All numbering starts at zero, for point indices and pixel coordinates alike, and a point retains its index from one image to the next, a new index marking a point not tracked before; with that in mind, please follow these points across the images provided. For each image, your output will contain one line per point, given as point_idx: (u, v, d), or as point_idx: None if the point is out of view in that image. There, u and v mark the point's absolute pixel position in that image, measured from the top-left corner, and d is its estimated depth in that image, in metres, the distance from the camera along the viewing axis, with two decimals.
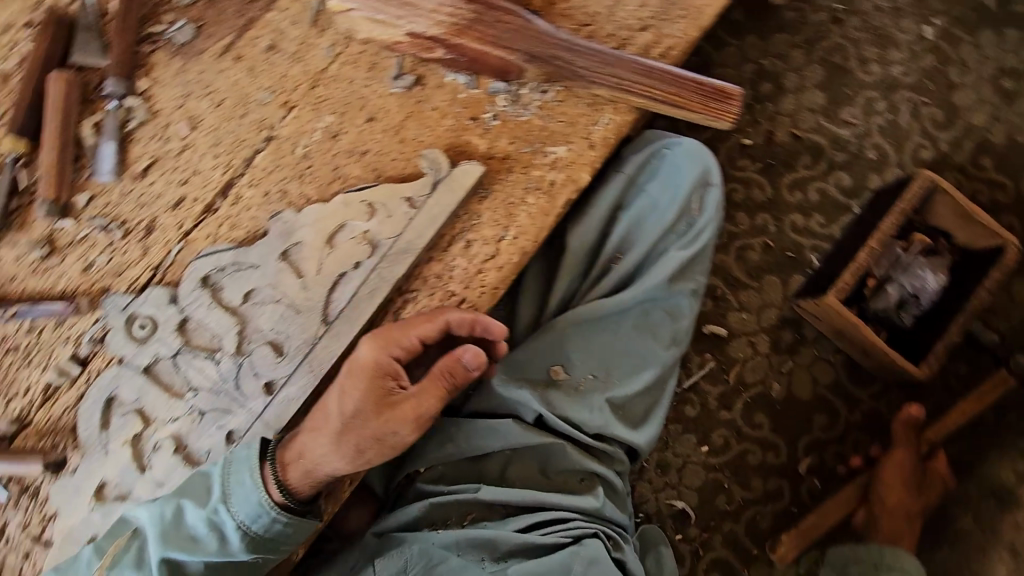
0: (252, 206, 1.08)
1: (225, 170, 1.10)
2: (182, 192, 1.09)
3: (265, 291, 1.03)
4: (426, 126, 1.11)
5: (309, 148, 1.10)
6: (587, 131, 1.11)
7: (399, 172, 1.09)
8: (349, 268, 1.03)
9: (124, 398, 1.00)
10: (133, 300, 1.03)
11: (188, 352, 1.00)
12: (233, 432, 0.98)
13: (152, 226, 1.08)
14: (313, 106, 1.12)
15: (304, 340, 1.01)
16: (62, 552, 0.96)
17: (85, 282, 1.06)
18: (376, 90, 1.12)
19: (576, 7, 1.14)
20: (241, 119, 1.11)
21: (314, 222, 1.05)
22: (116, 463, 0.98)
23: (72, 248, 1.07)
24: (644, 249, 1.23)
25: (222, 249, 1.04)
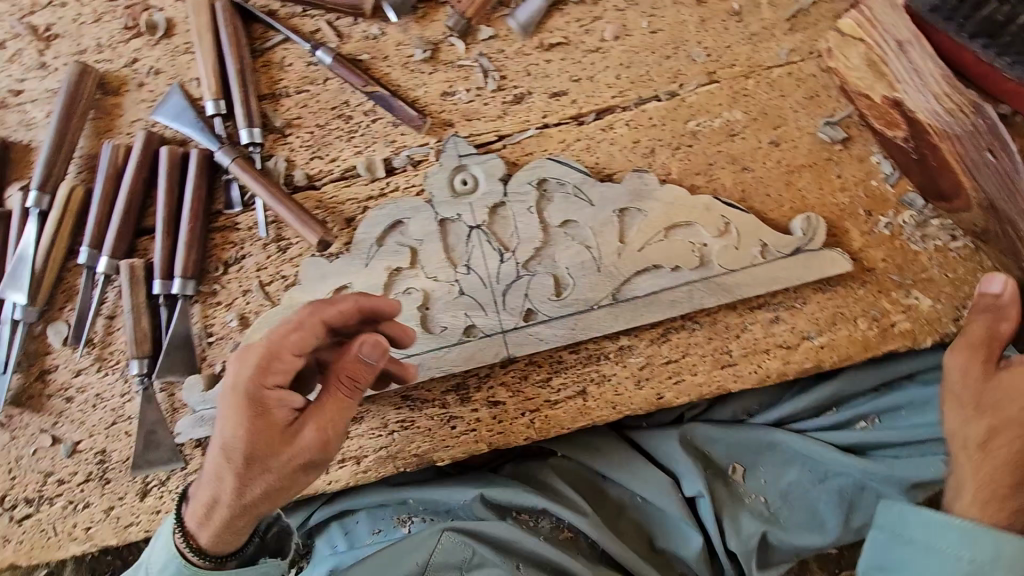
0: (615, 143, 1.02)
1: (616, 94, 1.03)
2: (568, 87, 1.04)
3: (584, 230, 0.98)
4: (819, 187, 1.00)
5: (701, 128, 1.02)
6: (962, 303, 0.99)
7: (766, 210, 1.00)
8: (667, 266, 0.96)
9: (409, 231, 0.99)
10: (472, 153, 0.99)
11: (484, 233, 0.98)
12: (474, 327, 0.97)
13: (522, 98, 1.04)
14: (732, 94, 1.02)
15: (584, 298, 0.96)
16: (281, 314, 0.99)
17: (437, 105, 1.04)
18: (800, 120, 1.01)
19: None
20: (662, 58, 1.03)
21: (668, 202, 0.97)
22: (368, 279, 0.98)
23: (446, 69, 1.04)
24: (909, 436, 1.07)
25: (574, 166, 0.98)
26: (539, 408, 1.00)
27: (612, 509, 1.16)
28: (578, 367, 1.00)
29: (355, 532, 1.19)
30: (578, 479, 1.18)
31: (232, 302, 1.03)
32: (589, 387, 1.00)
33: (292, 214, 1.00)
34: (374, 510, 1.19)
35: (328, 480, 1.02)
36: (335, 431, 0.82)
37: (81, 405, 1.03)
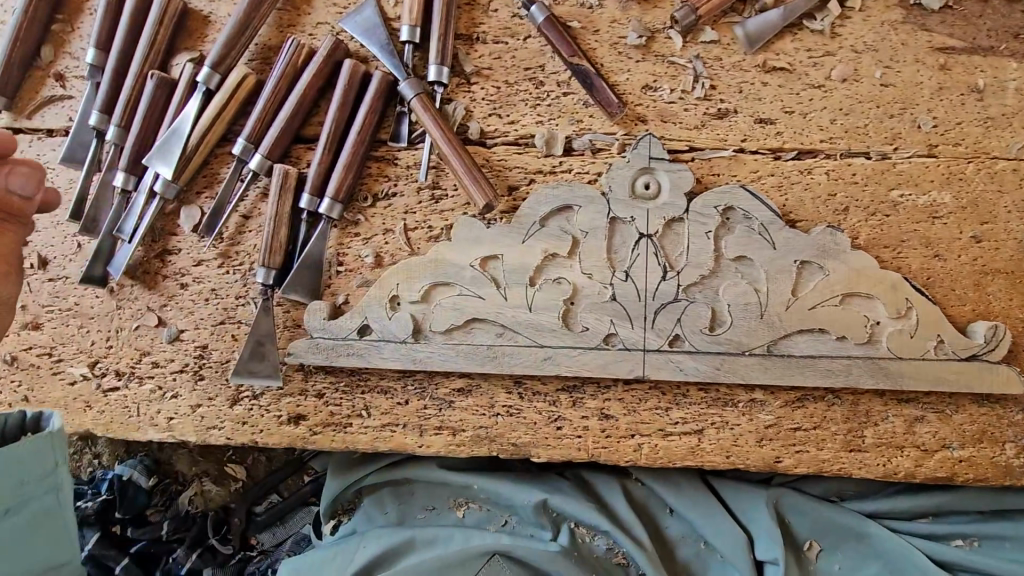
0: (809, 190, 0.95)
1: (825, 138, 0.96)
2: (777, 117, 0.96)
3: (756, 271, 0.92)
4: (1009, 297, 0.93)
5: (904, 201, 0.95)
6: None
7: (946, 305, 0.93)
8: (833, 334, 0.90)
9: (575, 219, 0.94)
10: (664, 158, 0.93)
11: (653, 244, 0.93)
12: (614, 336, 0.93)
13: (727, 114, 0.97)
14: (948, 174, 0.95)
15: (736, 341, 0.91)
16: (423, 265, 0.95)
17: (636, 96, 0.98)
18: (1010, 223, 0.94)
19: None
20: (884, 116, 0.96)
21: (855, 269, 0.90)
22: (520, 256, 0.94)
23: (655, 61, 0.98)
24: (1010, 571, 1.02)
25: (766, 203, 0.92)
26: (652, 434, 0.97)
27: (676, 552, 1.11)
28: (703, 407, 0.96)
29: (408, 503, 1.17)
30: (647, 512, 1.13)
31: (372, 238, 1.00)
32: (707, 429, 0.96)
33: (462, 167, 0.95)
34: (432, 486, 1.18)
35: (419, 443, 0.99)
36: (9, 271, 0.87)
37: (196, 294, 1.02)
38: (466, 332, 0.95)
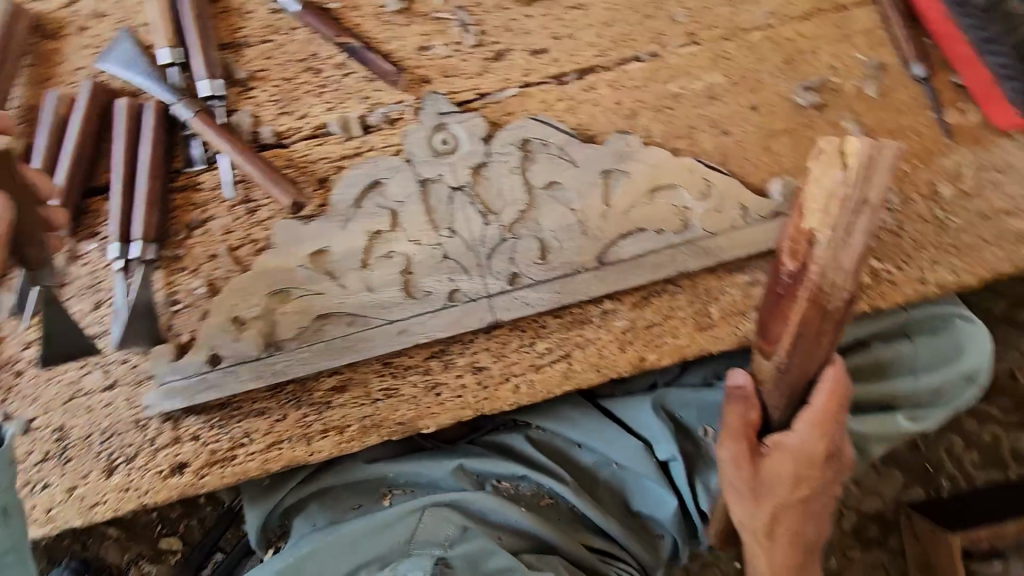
0: (598, 105, 1.01)
1: (596, 54, 1.02)
2: (548, 45, 1.01)
3: (568, 192, 0.96)
4: (794, 150, 1.02)
5: (682, 91, 1.02)
6: (926, 265, 1.02)
7: (744, 174, 1.01)
8: (651, 229, 0.96)
9: (389, 192, 0.95)
10: (454, 111, 0.96)
11: (468, 194, 0.95)
12: (458, 292, 0.95)
13: (503, 54, 1.01)
14: (713, 57, 1.02)
15: (569, 261, 0.95)
16: (252, 279, 0.93)
17: (414, 60, 1.00)
18: (777, 85, 1.03)
19: (1003, 148, 1.04)
20: (643, 19, 1.02)
21: (652, 165, 0.96)
22: (345, 243, 0.94)
23: (422, 22, 1.00)
24: (875, 394, 1.10)
25: (559, 127, 0.97)
26: (525, 373, 1.00)
27: (592, 474, 1.17)
28: (564, 332, 1.00)
29: (337, 507, 1.13)
30: (556, 447, 1.17)
31: (197, 270, 0.97)
32: (574, 351, 1.00)
33: (263, 174, 0.94)
34: (353, 486, 1.14)
35: (310, 452, 0.98)
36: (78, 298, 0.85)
37: (37, 377, 0.98)
38: (317, 333, 0.95)
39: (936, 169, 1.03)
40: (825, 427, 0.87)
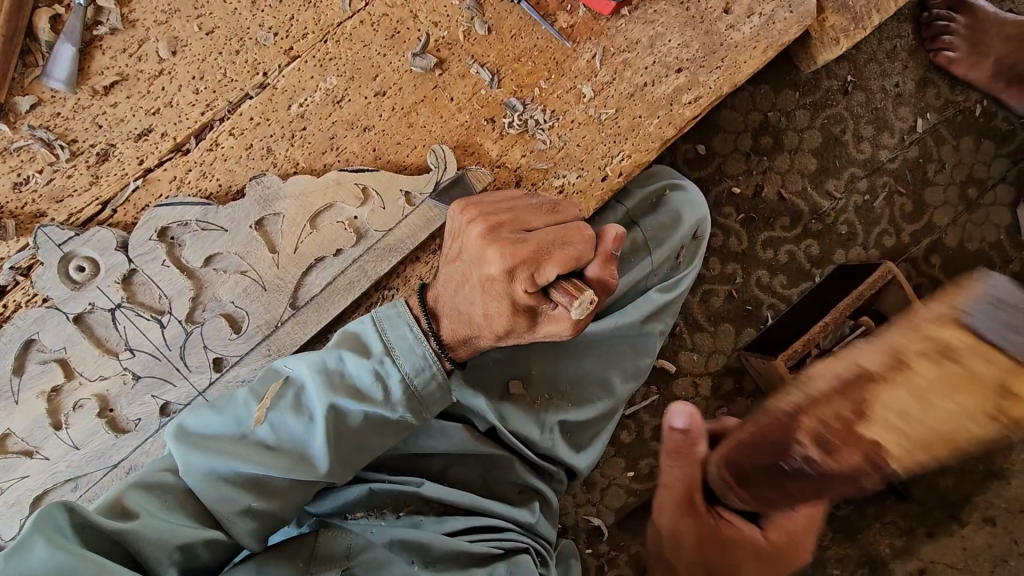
0: (229, 158, 0.97)
1: (203, 110, 0.96)
2: (150, 123, 0.95)
3: (232, 258, 0.93)
4: (438, 116, 1.02)
5: (306, 108, 0.99)
6: (602, 163, 1.07)
7: (401, 159, 1.01)
8: (329, 253, 0.95)
9: (47, 344, 0.88)
10: (70, 236, 0.89)
11: (129, 309, 0.90)
12: (169, 404, 0.92)
13: (108, 152, 0.94)
14: (318, 62, 0.99)
15: (265, 320, 0.94)
16: None
17: (15, 200, 0.91)
18: (392, 61, 1.01)
19: (620, 29, 1.07)
20: (232, 55, 0.97)
21: (299, 195, 0.94)
22: (26, 415, 0.88)
23: (3, 159, 0.91)
24: (627, 285, 1.20)
25: (189, 201, 0.92)
26: None
27: (437, 468, 1.19)
28: None
29: None
30: (393, 462, 1.18)
31: None
32: None
33: None
34: None
35: None
36: None
37: None
38: None
39: (571, 73, 1.06)
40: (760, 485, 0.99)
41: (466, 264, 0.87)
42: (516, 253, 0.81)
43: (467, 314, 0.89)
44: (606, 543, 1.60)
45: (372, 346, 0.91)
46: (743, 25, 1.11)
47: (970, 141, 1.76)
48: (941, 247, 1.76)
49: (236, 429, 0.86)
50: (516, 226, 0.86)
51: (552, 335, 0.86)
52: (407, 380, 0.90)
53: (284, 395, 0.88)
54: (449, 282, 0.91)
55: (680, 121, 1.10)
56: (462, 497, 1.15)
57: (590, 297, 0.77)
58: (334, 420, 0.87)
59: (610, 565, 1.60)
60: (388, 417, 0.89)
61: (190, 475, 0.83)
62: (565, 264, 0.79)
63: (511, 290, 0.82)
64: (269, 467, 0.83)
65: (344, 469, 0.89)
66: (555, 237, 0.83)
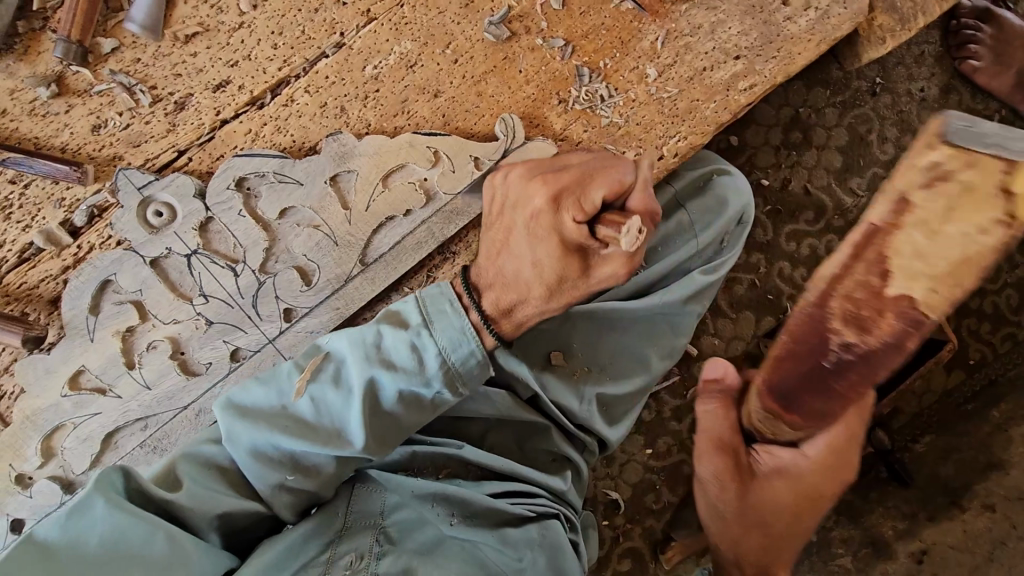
0: (303, 114, 0.99)
1: (281, 65, 0.98)
2: (228, 74, 0.96)
3: (305, 212, 0.95)
4: (507, 87, 1.05)
5: (380, 70, 1.01)
6: (659, 142, 1.11)
7: (469, 126, 1.04)
8: (400, 213, 0.98)
9: (123, 286, 0.90)
10: (151, 180, 0.90)
11: (205, 256, 0.92)
12: (239, 350, 0.94)
13: (186, 102, 0.95)
14: (394, 27, 1.01)
15: (335, 274, 0.96)
16: (20, 431, 0.88)
17: (92, 143, 0.93)
18: (465, 30, 1.03)
19: (683, 14, 1.11)
20: (312, 13, 0.98)
21: (374, 154, 0.97)
22: (100, 354, 0.90)
23: (83, 101, 0.92)
24: (670, 266, 1.25)
25: (267, 153, 0.93)
26: None
27: (474, 434, 1.23)
28: None
29: None
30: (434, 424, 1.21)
31: None
32: None
33: None
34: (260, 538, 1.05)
35: None
36: None
37: None
38: (114, 450, 0.91)
39: (635, 53, 1.09)
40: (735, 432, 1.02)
41: (510, 213, 0.89)
42: (557, 180, 0.85)
43: (515, 268, 0.88)
44: (622, 516, 1.66)
45: (411, 319, 0.88)
46: (800, 18, 1.15)
47: None
48: None
49: (277, 400, 0.85)
50: (553, 167, 0.90)
51: (608, 278, 0.85)
52: (443, 354, 0.86)
53: (324, 368, 0.87)
54: (491, 245, 0.91)
55: (735, 106, 1.13)
56: (500, 462, 1.18)
57: (638, 224, 0.74)
58: (371, 395, 0.85)
59: (625, 537, 1.66)
60: (424, 392, 0.87)
61: (231, 446, 0.83)
62: (611, 185, 0.81)
63: (558, 222, 0.83)
64: (307, 440, 0.83)
65: (380, 445, 0.87)
66: (597, 168, 0.85)
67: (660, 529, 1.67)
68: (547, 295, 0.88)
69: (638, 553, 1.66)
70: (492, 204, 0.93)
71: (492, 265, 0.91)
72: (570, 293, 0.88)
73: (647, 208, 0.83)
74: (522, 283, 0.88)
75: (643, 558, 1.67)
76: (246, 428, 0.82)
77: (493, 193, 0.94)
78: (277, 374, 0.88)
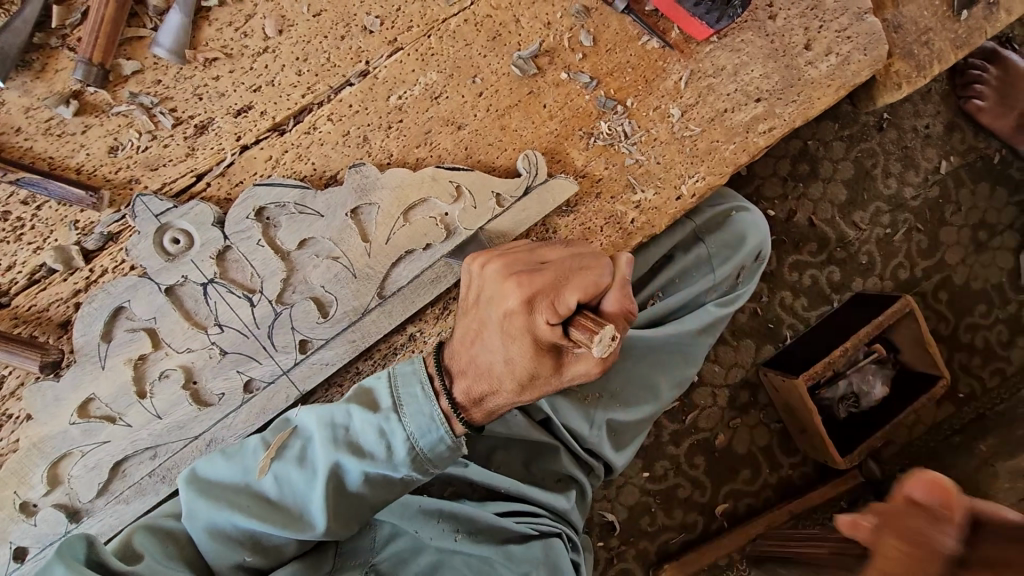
0: (325, 143, 0.97)
1: (305, 92, 0.97)
2: (250, 100, 0.95)
3: (324, 243, 0.94)
4: (531, 122, 1.05)
5: (405, 100, 1.00)
6: (678, 182, 1.11)
7: (491, 160, 1.03)
8: (420, 247, 0.97)
9: (137, 313, 0.89)
10: (169, 207, 0.88)
11: (221, 285, 0.91)
12: (252, 381, 0.93)
13: (206, 126, 0.93)
14: (420, 57, 1.00)
15: (353, 307, 0.96)
16: (27, 458, 0.86)
17: (108, 165, 0.90)
18: (492, 63, 1.03)
19: (708, 56, 1.11)
20: (337, 40, 0.97)
21: (396, 187, 0.96)
22: (111, 382, 0.88)
23: (100, 122, 0.90)
24: (684, 298, 1.27)
25: (287, 184, 0.92)
26: None
27: (482, 452, 1.22)
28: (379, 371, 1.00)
29: None
30: None
31: None
32: None
33: None
34: None
35: None
36: None
37: None
38: (121, 478, 0.90)
39: (658, 93, 1.09)
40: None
41: (484, 308, 0.85)
42: (531, 284, 0.80)
43: (488, 363, 0.84)
44: (617, 538, 1.67)
45: (382, 402, 0.89)
46: (821, 63, 1.16)
47: (984, 187, 1.86)
48: (949, 283, 1.86)
49: (241, 478, 0.86)
50: (530, 262, 0.86)
51: (581, 376, 0.83)
52: (410, 440, 0.86)
53: (290, 445, 0.88)
54: (466, 335, 0.87)
55: (753, 149, 1.14)
56: (505, 482, 1.17)
57: (612, 334, 0.73)
58: (334, 480, 0.85)
59: (619, 559, 1.68)
60: (391, 476, 0.87)
61: (192, 522, 0.84)
62: (585, 290, 0.79)
63: (532, 324, 0.79)
64: (266, 521, 0.83)
65: (343, 526, 0.87)
66: (571, 266, 0.83)
67: (653, 551, 1.69)
68: (518, 391, 0.85)
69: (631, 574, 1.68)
70: (468, 292, 0.90)
71: (465, 353, 0.87)
72: (542, 389, 0.85)
73: (624, 308, 0.82)
74: (494, 379, 0.84)
75: None
76: (206, 505, 0.83)
77: (469, 281, 0.91)
78: (245, 449, 0.88)
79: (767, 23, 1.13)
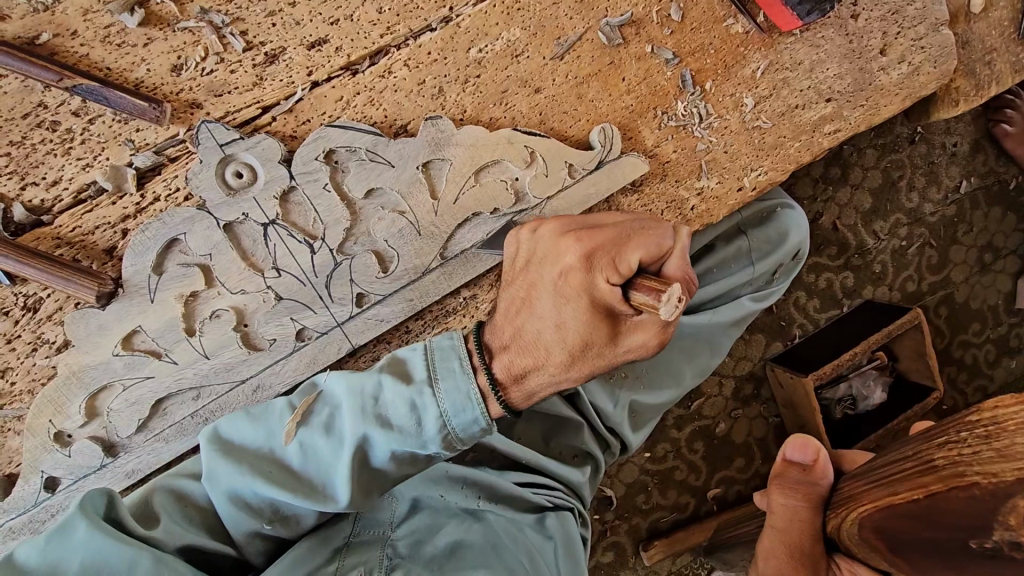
0: (399, 90, 0.92)
1: (383, 32, 0.91)
2: (326, 33, 0.89)
3: (391, 195, 0.91)
4: (608, 94, 1.01)
5: (485, 55, 0.95)
6: (740, 174, 1.11)
7: (564, 129, 1.00)
8: (487, 210, 0.95)
9: (190, 247, 0.84)
10: (235, 138, 0.83)
11: (283, 227, 0.87)
12: (306, 329, 0.91)
13: (278, 56, 0.88)
14: (505, 10, 0.95)
15: (413, 265, 0.93)
16: (65, 386, 0.83)
17: (169, 84, 0.84)
18: (577, 27, 0.99)
19: (788, 48, 1.09)
20: None
21: (470, 146, 0.92)
22: (159, 317, 0.84)
23: (165, 36, 0.83)
24: (723, 289, 1.27)
25: (362, 128, 0.88)
26: None
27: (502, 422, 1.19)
28: (430, 331, 0.99)
29: None
30: None
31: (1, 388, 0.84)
32: None
33: (39, 272, 0.78)
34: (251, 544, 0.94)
35: None
36: None
37: None
38: (162, 417, 0.88)
39: (735, 80, 1.07)
40: (778, 519, 0.78)
41: (538, 270, 0.80)
42: (590, 240, 0.76)
43: (536, 331, 0.77)
44: (612, 512, 1.72)
45: (417, 372, 0.78)
46: (893, 70, 1.15)
47: (998, 212, 1.91)
48: (950, 300, 1.91)
49: (264, 440, 0.79)
50: (586, 224, 0.82)
51: (637, 349, 0.76)
52: (444, 419, 0.75)
53: (316, 411, 0.80)
54: (510, 304, 0.81)
55: (817, 149, 1.14)
56: (527, 452, 1.12)
57: (679, 293, 0.65)
58: (361, 453, 0.75)
59: (611, 532, 1.73)
60: (420, 453, 0.77)
61: (210, 485, 0.76)
62: (648, 251, 0.73)
63: (590, 282, 0.74)
64: (284, 491, 0.75)
65: (365, 499, 0.78)
66: (629, 227, 0.78)
67: (644, 528, 1.74)
68: (567, 364, 0.77)
69: (621, 547, 1.74)
70: (517, 260, 0.86)
71: (507, 324, 0.80)
72: (595, 362, 0.77)
73: (683, 277, 0.76)
74: (544, 347, 0.76)
75: (625, 552, 1.74)
76: (228, 471, 0.76)
77: (517, 245, 0.87)
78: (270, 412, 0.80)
79: (849, 21, 1.11)
